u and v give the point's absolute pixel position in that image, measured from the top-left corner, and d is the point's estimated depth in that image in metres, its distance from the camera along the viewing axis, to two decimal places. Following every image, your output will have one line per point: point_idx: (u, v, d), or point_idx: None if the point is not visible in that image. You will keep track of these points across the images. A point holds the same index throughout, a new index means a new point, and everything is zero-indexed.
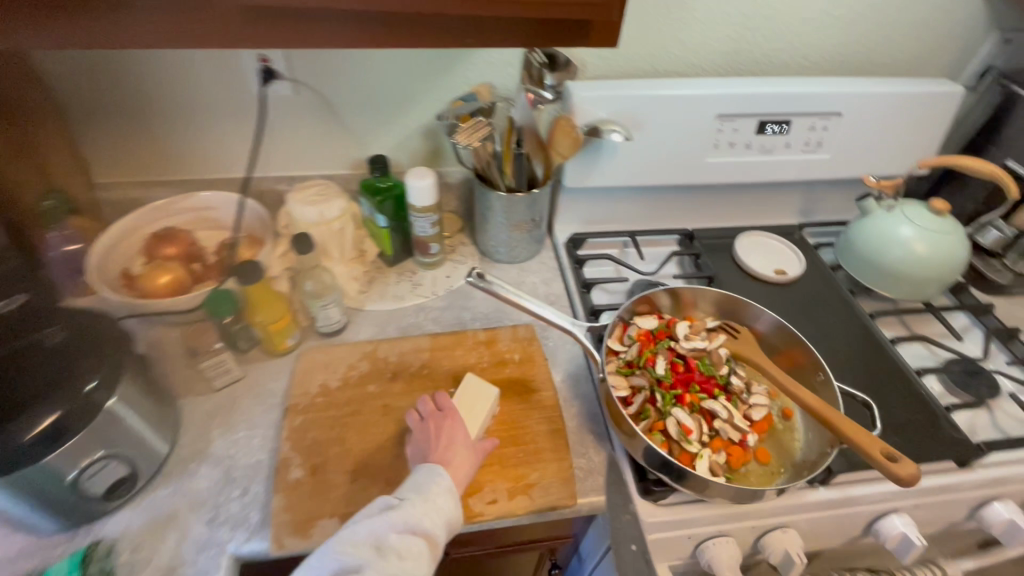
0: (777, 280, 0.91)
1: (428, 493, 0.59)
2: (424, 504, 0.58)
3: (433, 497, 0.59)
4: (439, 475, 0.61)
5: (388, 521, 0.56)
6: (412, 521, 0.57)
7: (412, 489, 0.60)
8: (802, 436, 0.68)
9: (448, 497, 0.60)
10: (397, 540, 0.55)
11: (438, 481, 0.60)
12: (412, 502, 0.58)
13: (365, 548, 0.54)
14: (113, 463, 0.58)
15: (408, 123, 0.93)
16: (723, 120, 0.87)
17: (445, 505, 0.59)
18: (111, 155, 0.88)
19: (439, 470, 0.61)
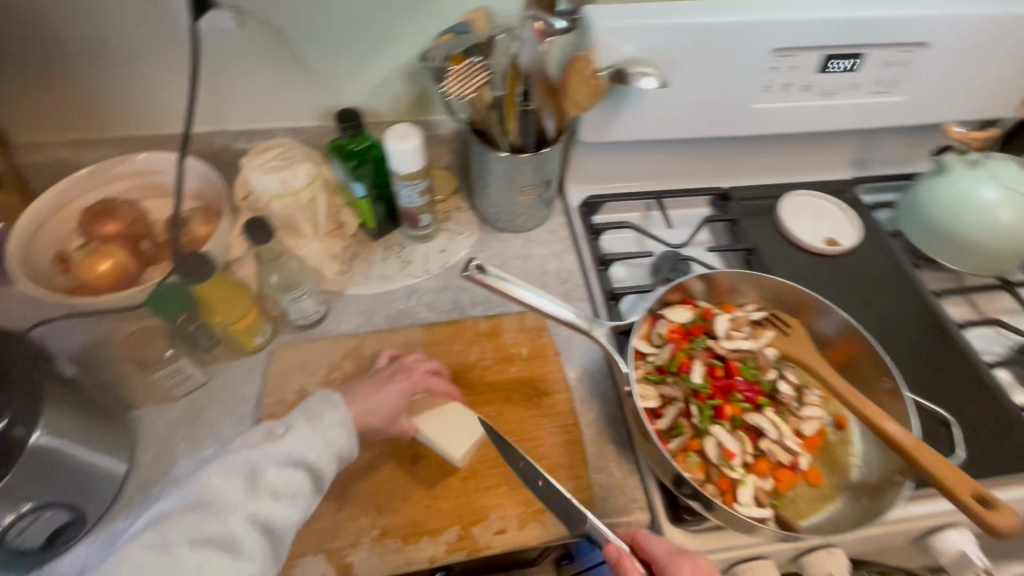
0: (827, 250, 0.78)
1: (319, 423, 0.54)
2: (312, 435, 0.53)
3: (323, 427, 0.54)
4: (333, 406, 0.55)
5: (269, 452, 0.52)
6: (295, 452, 0.52)
7: (302, 419, 0.55)
8: (857, 451, 0.59)
9: (340, 429, 0.55)
10: (274, 472, 0.51)
11: (330, 411, 0.55)
12: (298, 431, 0.54)
13: (237, 479, 0.50)
14: (50, 512, 0.48)
15: (387, 64, 0.75)
16: (779, 55, 0.70)
17: (337, 436, 0.54)
18: (34, 112, 0.74)
19: (333, 400, 0.56)
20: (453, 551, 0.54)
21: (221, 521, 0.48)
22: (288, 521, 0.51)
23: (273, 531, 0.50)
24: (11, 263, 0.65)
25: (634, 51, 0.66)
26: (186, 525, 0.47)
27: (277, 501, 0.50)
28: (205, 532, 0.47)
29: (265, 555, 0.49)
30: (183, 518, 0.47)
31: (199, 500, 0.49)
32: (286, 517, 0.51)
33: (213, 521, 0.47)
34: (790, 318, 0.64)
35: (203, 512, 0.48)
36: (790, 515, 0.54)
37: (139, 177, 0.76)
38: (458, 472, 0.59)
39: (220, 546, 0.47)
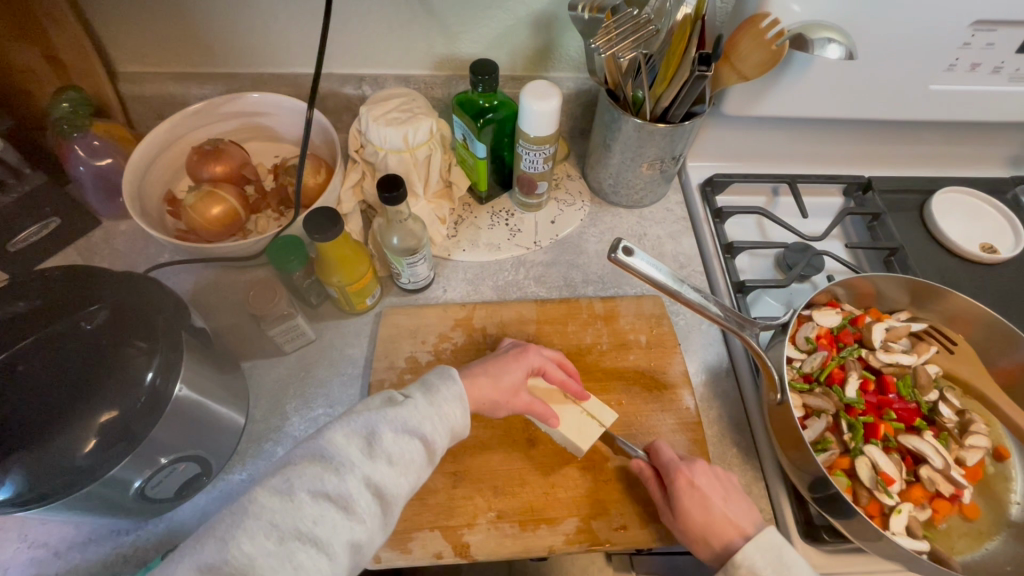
0: (983, 258, 0.70)
1: (437, 396, 0.51)
2: (431, 408, 0.50)
3: (440, 402, 0.51)
4: (451, 380, 0.53)
5: (388, 415, 0.48)
6: (412, 420, 0.49)
7: (420, 390, 0.52)
8: (1016, 488, 0.54)
9: (457, 406, 0.51)
10: (393, 438, 0.47)
11: (448, 386, 0.52)
12: (417, 401, 0.50)
13: (357, 438, 0.46)
14: (181, 465, 0.48)
15: (516, 11, 0.68)
16: (978, 28, 0.60)
17: (451, 413, 0.51)
18: (138, 40, 0.68)
19: (451, 375, 0.53)
20: (572, 543, 0.52)
21: (341, 477, 0.44)
22: (399, 490, 0.46)
23: (386, 498, 0.45)
24: (127, 201, 0.62)
25: (813, 15, 0.57)
26: (308, 475, 0.43)
27: (392, 468, 0.46)
28: (326, 485, 0.43)
29: (376, 520, 0.44)
30: (305, 469, 0.44)
31: (320, 453, 0.45)
32: (399, 486, 0.46)
33: (333, 476, 0.44)
34: (956, 335, 0.60)
35: (324, 465, 0.44)
36: (943, 548, 0.50)
37: (245, 118, 0.72)
38: (574, 460, 0.57)
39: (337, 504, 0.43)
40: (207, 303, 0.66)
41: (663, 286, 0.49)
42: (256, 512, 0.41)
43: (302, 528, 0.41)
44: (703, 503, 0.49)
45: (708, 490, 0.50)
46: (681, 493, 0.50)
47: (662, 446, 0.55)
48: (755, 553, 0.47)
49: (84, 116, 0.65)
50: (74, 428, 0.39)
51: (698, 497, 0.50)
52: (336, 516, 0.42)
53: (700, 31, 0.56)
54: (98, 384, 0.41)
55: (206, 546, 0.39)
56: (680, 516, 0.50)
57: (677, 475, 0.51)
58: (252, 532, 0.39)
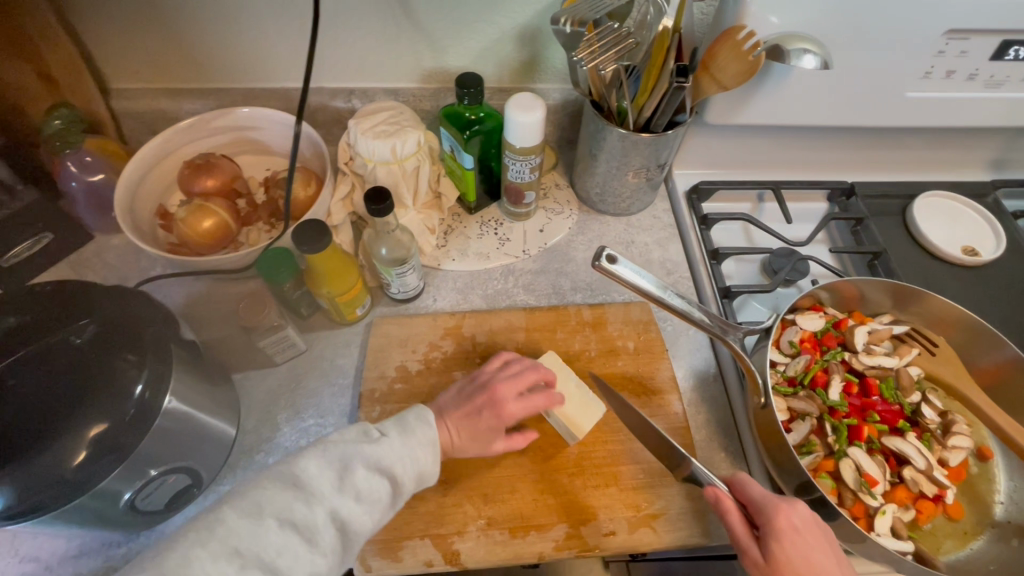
0: (965, 261, 0.71)
1: (410, 437, 0.51)
2: (404, 449, 0.50)
3: (415, 444, 0.51)
4: (428, 423, 0.53)
5: (364, 450, 0.49)
6: (385, 459, 0.49)
7: (395, 427, 0.52)
8: (999, 487, 0.54)
9: (429, 450, 0.51)
10: (364, 476, 0.47)
11: (424, 429, 0.52)
12: (393, 439, 0.50)
13: (330, 470, 0.47)
14: (172, 476, 0.48)
15: (502, 24, 0.69)
16: (952, 37, 0.61)
17: (423, 457, 0.51)
18: (130, 58, 0.69)
19: (430, 417, 0.53)
20: (561, 549, 0.53)
21: (310, 507, 0.44)
22: (363, 528, 0.47)
23: (349, 533, 0.46)
24: (119, 216, 0.62)
25: (789, 27, 0.59)
26: (278, 501, 0.44)
27: (359, 504, 0.47)
28: (294, 514, 0.43)
29: (335, 554, 0.45)
30: (277, 495, 0.44)
31: (292, 480, 0.45)
32: (364, 522, 0.47)
33: (302, 505, 0.44)
34: (937, 337, 0.61)
35: (297, 493, 0.45)
36: (928, 549, 0.51)
37: (236, 132, 0.73)
38: (562, 467, 0.57)
39: (301, 533, 0.43)
40: (199, 315, 0.66)
41: (645, 291, 0.50)
42: (222, 534, 0.40)
43: (264, 558, 0.41)
44: (808, 557, 0.44)
45: (813, 541, 0.45)
46: (780, 545, 0.44)
47: (747, 481, 0.49)
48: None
49: (76, 133, 0.66)
50: (66, 441, 0.40)
51: (802, 548, 0.44)
52: (299, 547, 0.43)
53: (678, 46, 0.57)
54: (88, 396, 0.42)
55: (159, 561, 0.38)
56: (779, 568, 0.44)
57: (779, 515, 0.45)
58: (215, 554, 0.39)
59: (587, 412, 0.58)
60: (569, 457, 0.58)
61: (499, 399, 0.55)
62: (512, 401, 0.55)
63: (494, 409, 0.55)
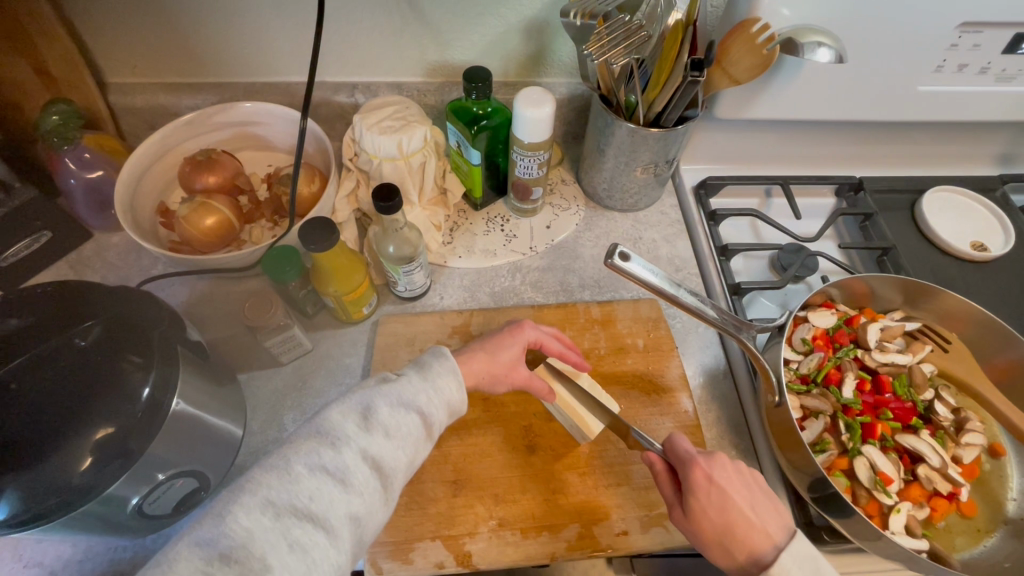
0: (975, 256, 0.71)
1: (431, 373, 0.51)
2: (424, 382, 0.50)
3: (435, 377, 0.51)
4: (444, 356, 0.53)
5: (383, 391, 0.49)
6: (407, 394, 0.49)
7: (413, 368, 0.52)
8: (1012, 485, 0.54)
9: (452, 380, 0.52)
10: (389, 412, 0.47)
11: (441, 362, 0.53)
12: (410, 377, 0.51)
13: (353, 413, 0.47)
14: (179, 480, 0.47)
15: (509, 17, 0.68)
16: (965, 30, 0.60)
17: (448, 387, 0.51)
18: (128, 51, 0.67)
19: (443, 352, 0.53)
20: (573, 549, 0.52)
21: (337, 451, 0.44)
22: (397, 465, 0.46)
23: (385, 470, 0.46)
24: (119, 213, 0.61)
25: (802, 21, 0.58)
26: (306, 450, 0.43)
27: (389, 442, 0.47)
28: (322, 459, 0.43)
29: (375, 493, 0.45)
30: (304, 444, 0.44)
31: (317, 429, 0.45)
32: (397, 458, 0.47)
33: (330, 450, 0.44)
34: (949, 334, 0.60)
35: (321, 440, 0.44)
36: (943, 547, 0.50)
37: (238, 128, 0.71)
38: (572, 466, 0.57)
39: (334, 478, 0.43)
40: (202, 315, 0.65)
41: (658, 288, 0.50)
42: (254, 488, 0.41)
43: (298, 503, 0.41)
44: (722, 506, 0.48)
45: (727, 489, 0.48)
46: (695, 498, 0.48)
47: (675, 438, 0.52)
48: (790, 563, 0.45)
49: (74, 127, 0.64)
50: (71, 446, 0.39)
51: (716, 498, 0.48)
52: (333, 489, 0.43)
53: (693, 36, 0.56)
54: (93, 401, 0.41)
55: (201, 523, 0.38)
56: (698, 520, 0.48)
57: (694, 471, 0.49)
58: (248, 507, 0.39)
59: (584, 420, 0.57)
60: (578, 456, 0.57)
61: (513, 360, 0.57)
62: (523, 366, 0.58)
63: (509, 366, 0.57)
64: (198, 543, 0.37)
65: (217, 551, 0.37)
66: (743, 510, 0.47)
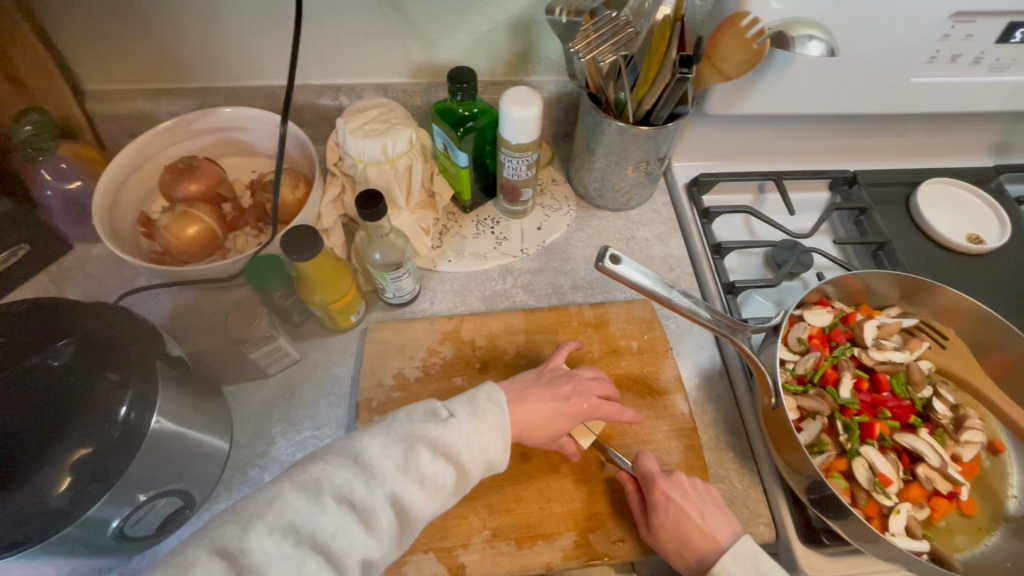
0: (971, 249, 0.70)
1: (482, 422, 0.49)
2: (472, 433, 0.48)
3: (483, 427, 0.48)
4: (500, 408, 0.50)
5: (430, 434, 0.46)
6: (453, 444, 0.47)
7: (464, 407, 0.49)
8: (1012, 482, 0.54)
9: (498, 436, 0.49)
10: (429, 459, 0.45)
11: (495, 413, 0.49)
12: (461, 422, 0.48)
13: (395, 451, 0.45)
14: (162, 500, 0.46)
15: (493, 15, 0.66)
16: (958, 20, 0.59)
17: (491, 441, 0.48)
18: (104, 57, 0.66)
19: (501, 401, 0.50)
20: (569, 558, 0.51)
21: (370, 488, 0.43)
22: (421, 515, 0.45)
23: (408, 517, 0.44)
24: (98, 225, 0.59)
25: (793, 14, 0.57)
26: (339, 479, 0.43)
27: (421, 489, 0.45)
28: (353, 493, 0.42)
29: (392, 540, 0.43)
30: (338, 471, 0.43)
31: (355, 458, 0.44)
32: (423, 508, 0.45)
33: (362, 487, 0.43)
34: (947, 329, 0.59)
35: (357, 472, 0.43)
36: (943, 548, 0.50)
37: (219, 133, 0.70)
38: (567, 473, 0.56)
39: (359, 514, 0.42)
40: (186, 327, 0.64)
41: (651, 291, 0.48)
42: (280, 508, 0.40)
43: (320, 537, 0.40)
44: (679, 520, 0.50)
45: (684, 503, 0.50)
46: (656, 513, 0.50)
47: (641, 456, 0.54)
48: (733, 565, 0.48)
49: (49, 138, 0.63)
50: (48, 469, 0.38)
51: (674, 513, 0.50)
52: (356, 530, 0.41)
53: (680, 32, 0.55)
54: (70, 421, 0.39)
55: (224, 529, 0.39)
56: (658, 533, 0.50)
57: (654, 489, 0.51)
58: (271, 529, 0.39)
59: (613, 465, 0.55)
60: (573, 462, 0.56)
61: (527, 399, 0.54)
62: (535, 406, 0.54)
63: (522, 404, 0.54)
64: (217, 550, 0.37)
65: (233, 564, 0.37)
66: (698, 522, 0.49)
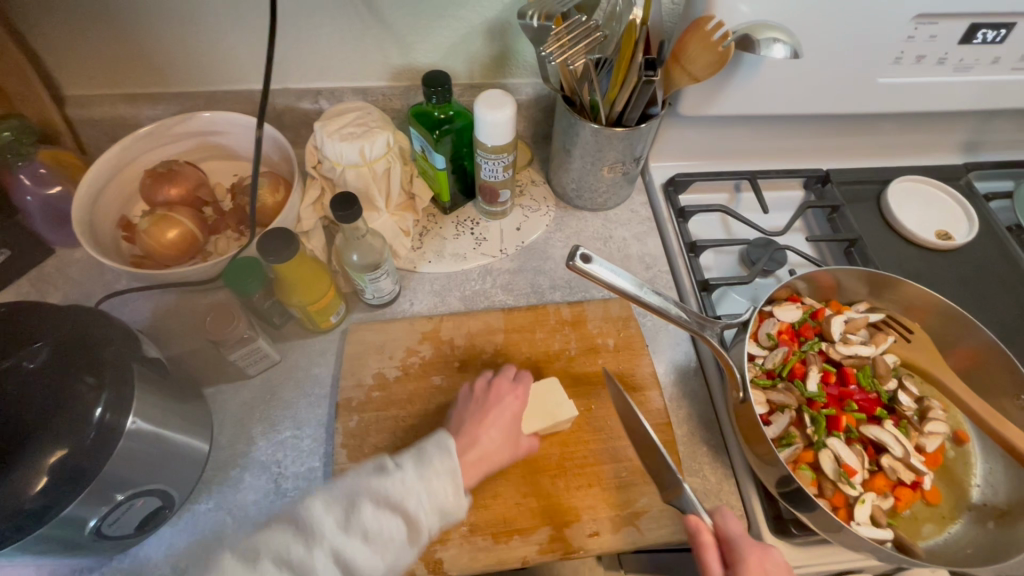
0: (940, 245, 0.71)
1: (428, 469, 0.48)
2: (418, 483, 0.47)
3: (430, 477, 0.47)
4: (449, 452, 0.49)
5: (373, 486, 0.46)
6: (396, 495, 0.46)
7: (412, 459, 0.49)
8: (974, 471, 0.55)
9: (448, 482, 0.48)
10: (373, 512, 0.44)
11: (442, 459, 0.48)
12: (406, 472, 0.47)
13: (337, 506, 0.45)
14: (139, 500, 0.47)
15: (470, 19, 0.68)
16: (920, 22, 0.61)
17: (442, 489, 0.47)
18: (82, 63, 0.66)
19: (447, 445, 0.49)
20: (545, 552, 0.52)
21: (309, 549, 0.42)
22: (371, 572, 0.43)
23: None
24: (77, 230, 0.60)
25: (759, 17, 0.58)
26: (276, 542, 0.42)
27: (369, 547, 0.44)
28: (291, 554, 0.42)
29: None
30: (274, 535, 0.43)
31: (294, 518, 0.44)
32: (373, 566, 0.44)
33: (301, 546, 0.42)
34: (912, 323, 0.61)
35: (297, 534, 0.43)
36: (907, 536, 0.51)
37: (199, 138, 0.71)
38: (543, 468, 0.57)
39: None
40: (168, 330, 0.64)
41: (621, 289, 0.49)
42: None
43: None
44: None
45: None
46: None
47: (724, 515, 0.48)
48: None
49: (28, 143, 0.63)
50: (21, 470, 0.38)
51: None
52: None
53: (646, 38, 0.56)
54: (43, 422, 0.40)
55: None
56: None
57: (710, 558, 0.45)
58: None
59: (547, 415, 0.57)
60: (548, 457, 0.58)
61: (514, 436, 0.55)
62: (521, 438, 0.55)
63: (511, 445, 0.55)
64: None
65: None
66: None
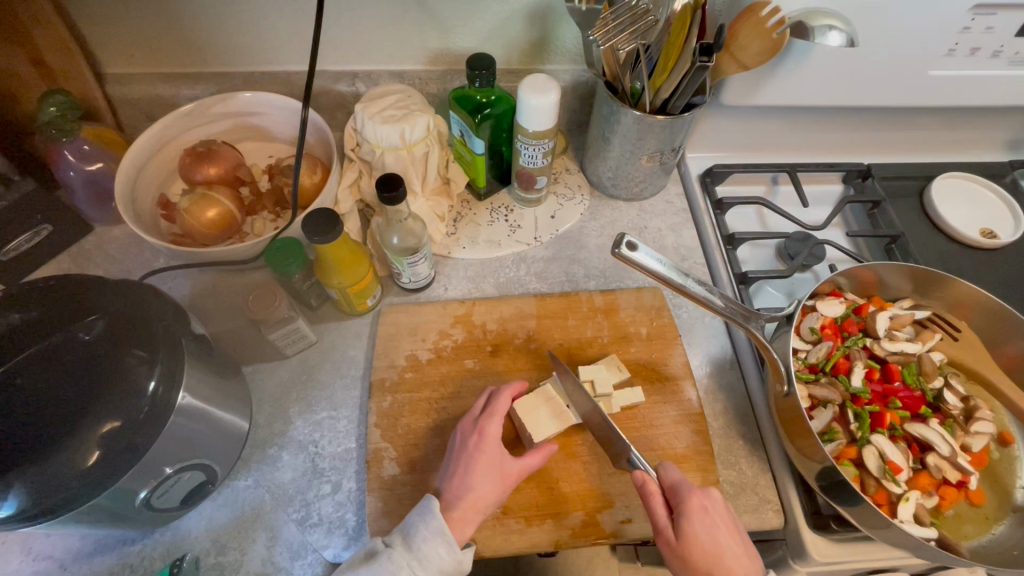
0: (985, 244, 0.70)
1: (417, 540, 0.47)
2: (410, 556, 0.46)
3: (420, 545, 0.47)
4: (432, 514, 0.48)
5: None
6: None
7: (400, 533, 0.48)
8: (1021, 473, 0.54)
9: (440, 544, 0.47)
10: None
11: (427, 524, 0.48)
12: (394, 550, 0.46)
13: None
14: (186, 474, 0.48)
15: (511, 2, 0.67)
16: (978, 12, 0.59)
17: (436, 554, 0.47)
18: (124, 41, 0.66)
19: (431, 505, 0.48)
20: (577, 537, 0.52)
21: None
22: None
23: None
24: (121, 206, 0.60)
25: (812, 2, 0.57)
26: None
27: None
28: None
29: None
30: None
31: None
32: None
33: None
34: (959, 322, 0.60)
35: None
36: (951, 536, 0.51)
37: (237, 118, 0.70)
38: (576, 453, 0.56)
39: None
40: (205, 308, 0.65)
41: (665, 278, 0.49)
42: None
43: None
44: (712, 535, 0.47)
45: (720, 522, 0.48)
46: (690, 521, 0.48)
47: (668, 467, 0.52)
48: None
49: (71, 119, 0.64)
50: (76, 440, 0.39)
51: (708, 525, 0.48)
52: None
53: (700, 21, 0.55)
54: (98, 395, 0.40)
55: None
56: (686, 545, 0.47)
57: (690, 498, 0.49)
58: None
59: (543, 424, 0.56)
60: (581, 442, 0.57)
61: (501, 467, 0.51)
62: (511, 462, 0.52)
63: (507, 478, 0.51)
64: None
65: None
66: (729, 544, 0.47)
